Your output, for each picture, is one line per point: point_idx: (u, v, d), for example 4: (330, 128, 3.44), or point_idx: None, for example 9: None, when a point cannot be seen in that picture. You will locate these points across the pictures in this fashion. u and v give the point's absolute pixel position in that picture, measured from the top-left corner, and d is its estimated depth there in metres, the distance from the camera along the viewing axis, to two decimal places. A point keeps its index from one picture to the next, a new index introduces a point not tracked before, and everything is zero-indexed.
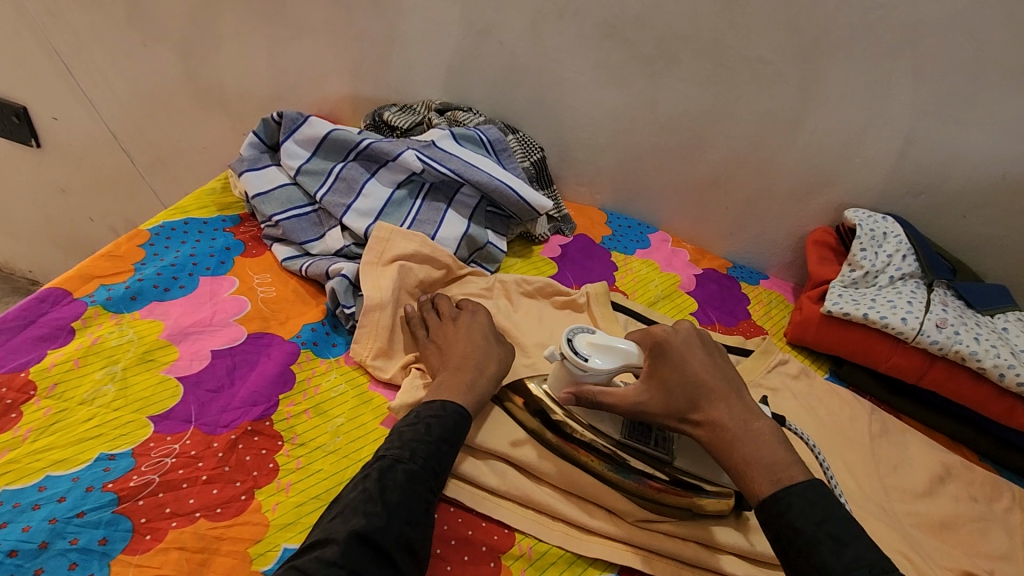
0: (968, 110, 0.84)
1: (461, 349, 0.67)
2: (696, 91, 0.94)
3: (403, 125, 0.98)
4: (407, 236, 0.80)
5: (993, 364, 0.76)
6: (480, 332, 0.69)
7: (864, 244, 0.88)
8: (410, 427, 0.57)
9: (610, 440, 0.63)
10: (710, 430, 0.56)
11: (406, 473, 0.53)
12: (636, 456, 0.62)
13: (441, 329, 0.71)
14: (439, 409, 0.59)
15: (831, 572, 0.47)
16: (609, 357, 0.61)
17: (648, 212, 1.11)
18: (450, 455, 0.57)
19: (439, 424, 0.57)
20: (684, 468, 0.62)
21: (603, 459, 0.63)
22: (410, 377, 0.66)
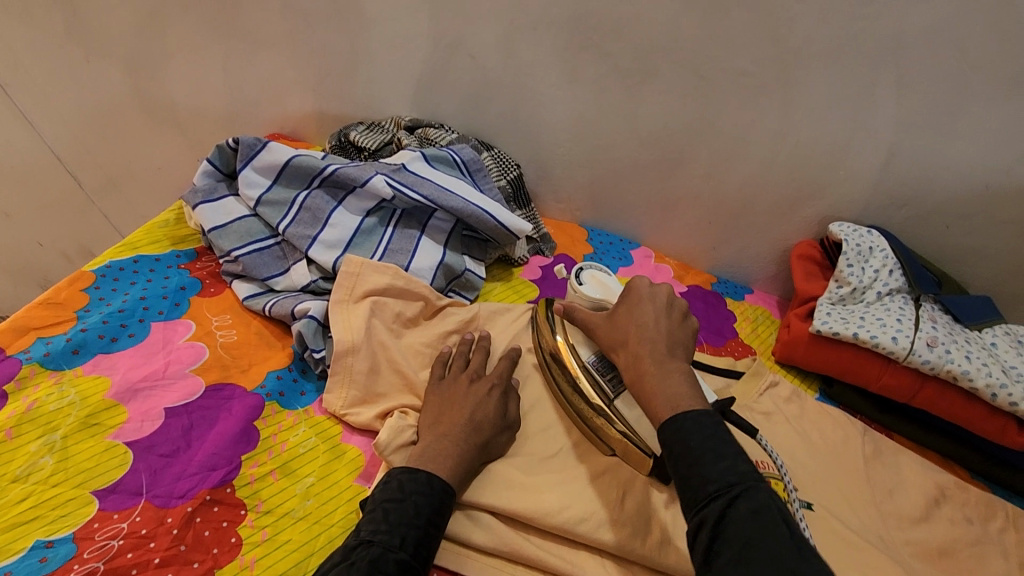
0: (950, 122, 0.82)
1: (455, 417, 0.61)
2: (676, 103, 0.91)
3: (372, 145, 0.92)
4: (380, 270, 0.75)
5: (985, 382, 0.75)
6: (487, 407, 0.63)
7: (850, 260, 0.86)
8: (396, 505, 0.52)
9: (573, 357, 0.69)
10: (632, 360, 0.59)
11: (395, 563, 0.47)
12: (585, 377, 0.67)
13: (451, 386, 0.65)
14: (427, 483, 0.54)
15: (708, 483, 0.45)
16: (599, 290, 0.75)
17: (628, 228, 1.08)
18: (436, 539, 0.52)
19: (426, 502, 0.53)
20: (618, 409, 0.64)
21: (563, 371, 0.69)
22: (391, 421, 0.61)
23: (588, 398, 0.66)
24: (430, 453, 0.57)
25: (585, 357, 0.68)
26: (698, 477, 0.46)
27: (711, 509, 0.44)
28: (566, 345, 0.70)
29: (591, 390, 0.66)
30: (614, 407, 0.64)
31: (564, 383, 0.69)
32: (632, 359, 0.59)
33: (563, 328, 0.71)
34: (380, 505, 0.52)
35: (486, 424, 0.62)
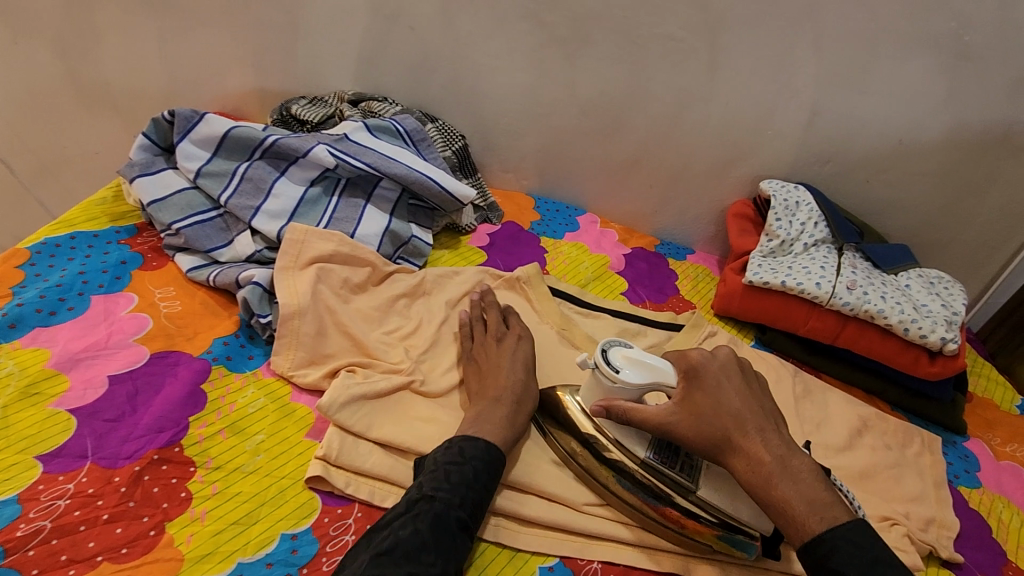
0: (864, 81, 0.88)
1: (497, 371, 0.67)
2: (612, 70, 0.94)
3: (314, 118, 0.92)
4: (325, 237, 0.76)
5: (899, 319, 0.81)
6: (518, 356, 0.69)
7: (779, 215, 0.92)
8: (457, 467, 0.54)
9: (631, 461, 0.61)
10: (745, 460, 0.54)
11: (456, 520, 0.51)
12: (654, 480, 0.59)
13: (481, 347, 0.71)
14: (486, 451, 0.57)
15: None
16: (643, 373, 0.59)
17: (575, 195, 1.11)
18: (489, 503, 0.56)
19: (484, 469, 0.56)
20: (710, 502, 0.58)
21: (625, 481, 0.61)
22: (339, 381, 0.63)
23: (668, 500, 0.59)
24: (485, 416, 0.61)
25: (641, 454, 0.60)
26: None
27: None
28: (612, 444, 0.62)
29: (667, 491, 0.59)
30: (700, 500, 0.58)
31: (629, 493, 0.61)
32: (743, 460, 0.54)
33: (597, 424, 0.63)
34: (443, 466, 0.55)
35: (525, 376, 0.68)
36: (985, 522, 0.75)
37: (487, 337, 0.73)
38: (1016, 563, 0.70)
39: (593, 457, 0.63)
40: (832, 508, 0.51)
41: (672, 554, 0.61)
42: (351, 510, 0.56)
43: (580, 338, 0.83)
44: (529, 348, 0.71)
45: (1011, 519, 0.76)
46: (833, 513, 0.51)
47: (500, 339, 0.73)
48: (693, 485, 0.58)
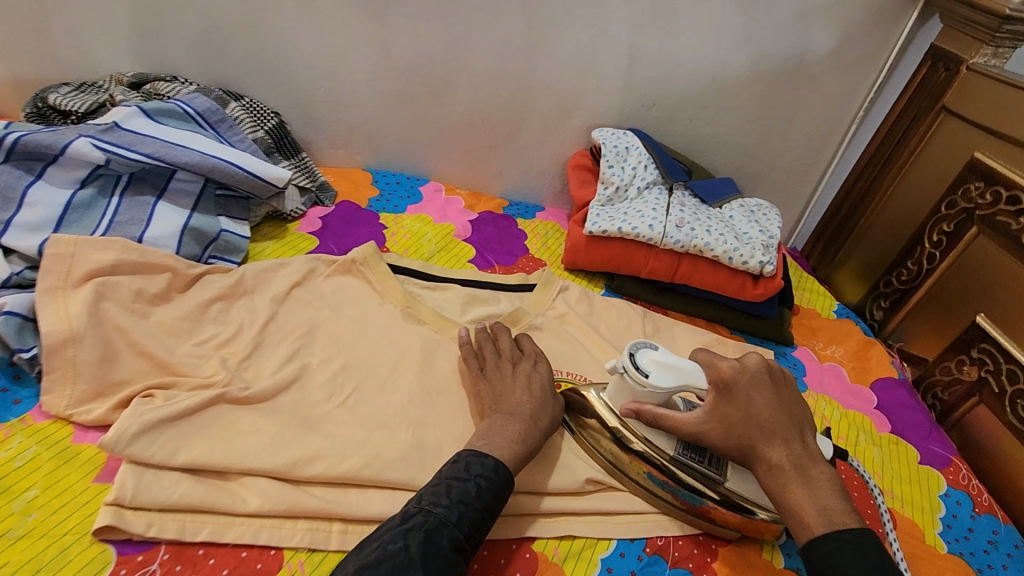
0: (672, 20, 0.90)
1: (514, 397, 0.63)
2: (425, 26, 0.89)
3: (78, 107, 0.78)
4: (101, 246, 0.65)
5: (724, 250, 0.86)
6: (535, 381, 0.66)
7: (611, 162, 0.93)
8: (460, 485, 0.53)
9: (659, 456, 0.62)
10: (768, 468, 0.55)
11: (449, 540, 0.49)
12: (683, 473, 0.61)
13: (497, 372, 0.67)
14: (492, 470, 0.55)
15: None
16: (673, 376, 0.59)
17: (415, 165, 1.05)
18: (492, 522, 0.54)
19: (489, 487, 0.54)
20: (738, 491, 0.60)
21: (649, 470, 0.62)
22: (129, 410, 0.55)
23: (699, 493, 0.61)
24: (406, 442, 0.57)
25: (669, 450, 0.61)
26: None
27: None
28: (640, 440, 0.62)
29: (698, 485, 0.61)
30: (730, 490, 0.60)
31: (655, 481, 0.62)
32: (766, 468, 0.56)
33: (626, 423, 0.63)
34: (445, 480, 0.54)
35: (544, 395, 0.65)
36: (811, 421, 0.83)
37: (500, 361, 0.69)
38: None
39: (622, 451, 0.63)
40: (760, 460, 0.56)
41: (523, 516, 0.61)
42: (155, 553, 0.50)
43: (426, 313, 0.78)
44: (546, 377, 0.67)
45: (832, 414, 0.85)
46: (847, 522, 0.52)
47: (511, 358, 0.69)
48: (720, 477, 0.60)
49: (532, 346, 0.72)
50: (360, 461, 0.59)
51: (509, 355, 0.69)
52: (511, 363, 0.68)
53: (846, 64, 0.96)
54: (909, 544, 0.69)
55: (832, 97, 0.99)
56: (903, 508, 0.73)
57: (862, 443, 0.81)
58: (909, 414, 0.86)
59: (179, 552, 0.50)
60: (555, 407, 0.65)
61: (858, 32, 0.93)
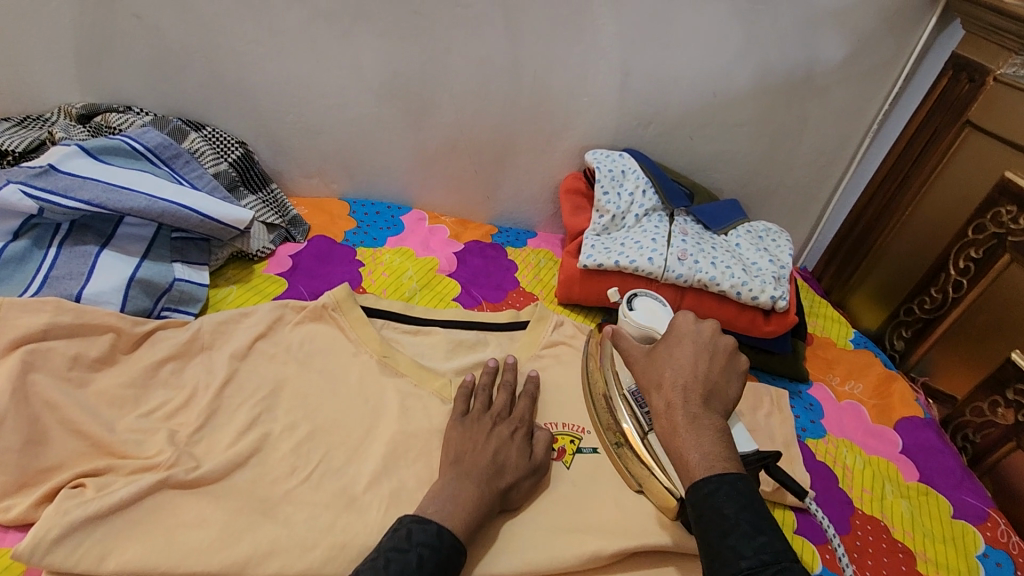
0: (667, 33, 0.82)
1: (477, 458, 0.58)
2: (399, 45, 0.81)
3: (17, 146, 0.71)
4: (30, 309, 0.58)
5: (730, 283, 0.78)
6: (512, 448, 0.60)
7: (605, 187, 0.86)
8: (400, 556, 0.48)
9: (615, 390, 0.67)
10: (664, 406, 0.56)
11: None
12: (628, 413, 0.65)
13: (475, 427, 0.61)
14: (435, 537, 0.50)
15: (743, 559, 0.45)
16: (648, 319, 0.71)
17: (396, 192, 0.98)
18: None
19: (432, 557, 0.49)
20: (654, 447, 0.61)
21: (607, 405, 0.67)
22: (51, 508, 0.48)
23: (623, 425, 0.65)
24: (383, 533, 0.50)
25: (625, 389, 0.66)
26: (731, 551, 0.46)
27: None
28: (614, 380, 0.68)
29: (626, 420, 0.65)
30: (648, 442, 0.62)
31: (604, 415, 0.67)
32: None
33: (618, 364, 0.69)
34: (383, 554, 0.48)
35: (505, 463, 0.58)
36: (831, 472, 0.75)
37: (485, 416, 0.63)
38: (861, 511, 0.71)
39: (602, 391, 0.69)
40: None
41: None
42: None
43: (404, 364, 0.71)
44: (527, 445, 0.61)
45: (855, 462, 0.77)
46: None
47: (496, 414, 0.63)
48: (647, 425, 0.63)
49: (527, 409, 0.65)
50: (322, 553, 0.51)
51: (496, 413, 0.63)
52: (494, 422, 0.62)
53: (857, 75, 0.88)
54: None
55: (842, 110, 0.92)
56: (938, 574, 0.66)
57: (889, 496, 0.73)
58: (938, 459, 0.78)
59: None
60: (525, 470, 0.59)
61: (870, 40, 0.85)
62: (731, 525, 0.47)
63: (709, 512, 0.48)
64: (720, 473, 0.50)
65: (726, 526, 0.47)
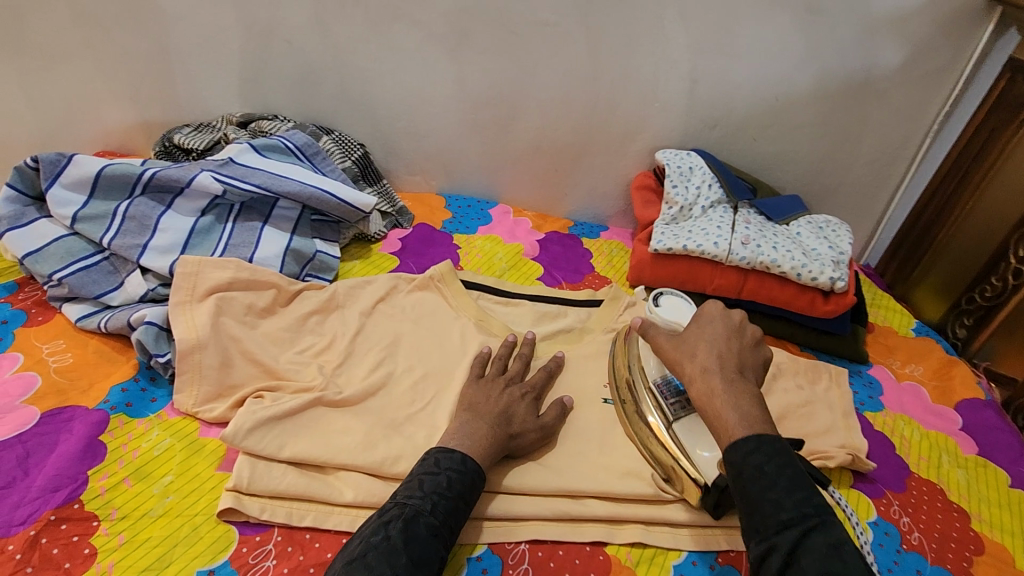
0: (733, 44, 0.92)
1: (488, 408, 0.65)
2: (496, 60, 0.95)
3: (199, 145, 0.89)
4: (220, 265, 0.74)
5: (791, 266, 0.86)
6: (519, 407, 0.67)
7: (674, 181, 0.96)
8: (431, 477, 0.57)
9: (642, 382, 0.70)
10: (701, 372, 0.59)
11: (426, 527, 0.53)
12: (651, 401, 0.68)
13: (488, 384, 0.69)
14: (460, 463, 0.58)
15: (783, 512, 0.48)
16: (675, 314, 0.75)
17: (486, 189, 1.11)
18: (467, 511, 0.57)
19: (458, 479, 0.57)
20: (678, 438, 0.65)
21: (632, 396, 0.71)
22: (244, 408, 0.62)
23: (650, 420, 0.67)
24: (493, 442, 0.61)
25: (651, 379, 0.69)
26: (771, 504, 0.49)
27: (784, 537, 0.47)
28: (637, 368, 0.71)
29: (653, 412, 0.68)
30: (674, 433, 0.65)
31: (630, 406, 0.71)
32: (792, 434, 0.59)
33: (640, 349, 0.73)
34: (416, 476, 0.57)
35: (509, 421, 0.65)
36: (889, 441, 0.81)
37: (499, 377, 0.71)
38: (917, 474, 0.77)
39: (626, 378, 0.72)
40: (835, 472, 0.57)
41: (595, 522, 0.64)
42: (270, 535, 0.56)
43: (497, 327, 0.83)
44: (533, 410, 0.68)
45: (911, 434, 0.82)
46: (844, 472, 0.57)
47: (508, 380, 0.71)
48: (671, 418, 0.66)
49: (539, 378, 0.72)
50: None
51: (510, 376, 0.71)
52: (507, 383, 0.70)
53: (915, 78, 0.95)
54: (999, 569, 0.67)
55: (901, 112, 0.98)
56: (992, 532, 0.71)
57: (945, 464, 0.78)
58: (997, 435, 0.83)
59: (290, 535, 0.56)
60: (531, 425, 0.67)
61: (928, 45, 0.92)
62: (773, 481, 0.50)
63: (747, 467, 0.51)
64: (760, 434, 0.52)
65: (767, 483, 0.50)
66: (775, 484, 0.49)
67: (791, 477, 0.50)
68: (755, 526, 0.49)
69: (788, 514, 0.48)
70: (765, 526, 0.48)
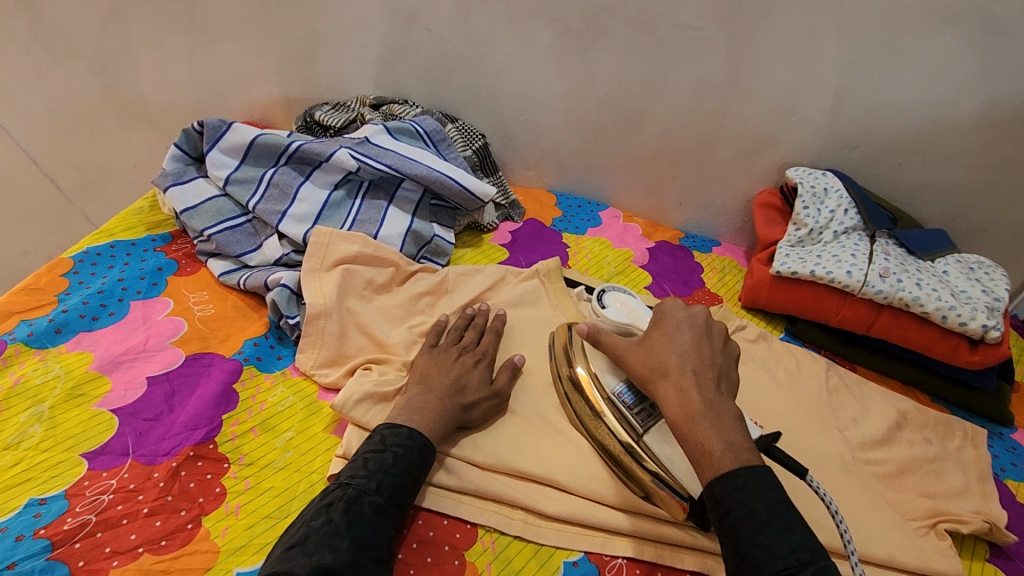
0: (894, 61, 0.85)
1: (440, 379, 0.64)
2: (630, 61, 0.93)
3: (337, 123, 0.96)
4: (349, 239, 0.78)
5: (935, 307, 0.78)
6: (471, 373, 0.66)
7: (806, 202, 0.90)
8: (376, 454, 0.55)
9: (598, 390, 0.64)
10: (676, 392, 0.53)
11: (370, 506, 0.51)
12: (613, 413, 0.62)
13: (440, 355, 0.68)
14: (406, 438, 0.57)
15: (778, 559, 0.43)
16: (624, 315, 0.69)
17: (597, 191, 1.10)
18: (416, 486, 0.56)
19: (405, 454, 0.56)
20: (650, 448, 0.59)
21: (590, 407, 0.65)
22: (354, 378, 0.65)
23: (617, 435, 0.61)
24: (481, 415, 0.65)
25: (610, 388, 0.63)
26: (764, 550, 0.44)
27: None
28: (590, 374, 0.65)
29: (618, 427, 0.61)
30: (646, 446, 0.59)
31: (592, 422, 0.64)
32: None
33: (586, 350, 0.67)
34: (361, 455, 0.56)
35: (459, 388, 0.64)
36: None
37: (452, 347, 0.69)
38: None
39: (578, 391, 0.66)
40: None
41: (696, 552, 0.60)
42: None
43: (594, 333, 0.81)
44: (480, 374, 0.67)
45: None
46: None
47: (462, 349, 0.69)
48: (640, 429, 0.60)
49: (491, 342, 0.71)
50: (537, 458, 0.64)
51: (462, 344, 0.70)
52: (459, 352, 0.69)
53: None
54: None
55: None
56: None
57: None
58: None
59: None
60: (484, 394, 0.65)
61: None
62: (762, 523, 0.45)
63: (737, 509, 0.46)
64: (746, 465, 0.48)
65: (757, 525, 0.45)
66: (766, 526, 0.45)
67: (783, 518, 0.45)
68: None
69: (784, 562, 0.43)
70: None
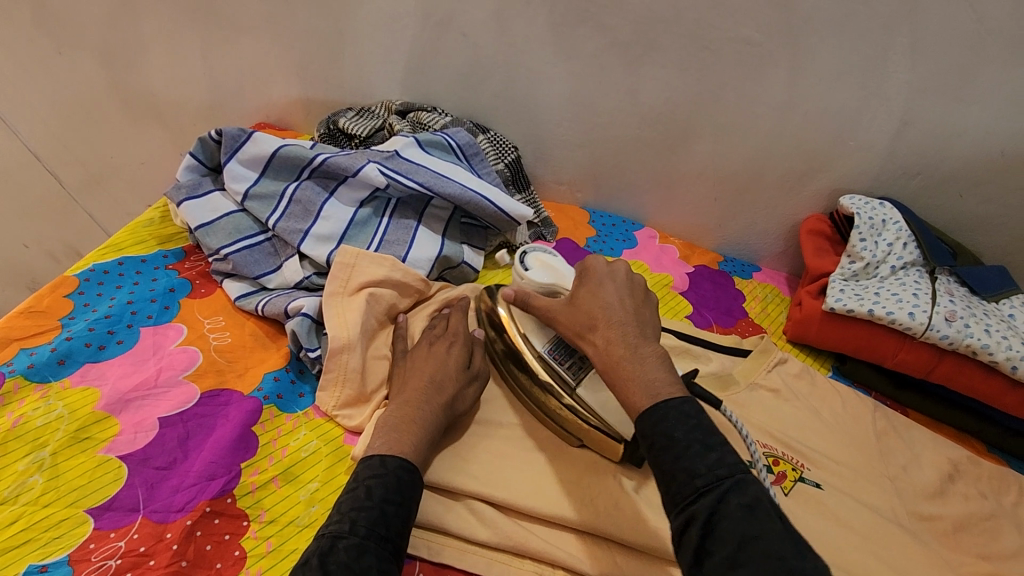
0: (969, 86, 0.79)
1: (417, 382, 0.60)
2: (679, 75, 0.87)
3: (363, 132, 0.91)
4: (378, 261, 0.71)
5: (1005, 356, 0.73)
6: (447, 364, 0.63)
7: (864, 234, 0.84)
8: (349, 495, 0.49)
9: (531, 352, 0.64)
10: (603, 343, 0.52)
11: (343, 549, 0.44)
12: (549, 372, 0.63)
13: (414, 354, 0.64)
14: (376, 466, 0.51)
15: (697, 478, 0.42)
16: (547, 275, 0.66)
17: (631, 208, 1.04)
18: (400, 516, 0.48)
19: (378, 483, 0.49)
20: (584, 401, 0.60)
21: (525, 370, 0.65)
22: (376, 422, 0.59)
23: (553, 394, 0.62)
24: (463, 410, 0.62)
25: (540, 348, 0.64)
26: (685, 471, 0.43)
27: (702, 505, 0.41)
28: (520, 338, 0.66)
29: (554, 385, 0.62)
30: (579, 397, 0.61)
31: (528, 384, 0.65)
32: None
33: (513, 317, 0.67)
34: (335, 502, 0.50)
35: (441, 383, 0.61)
36: None
37: (424, 340, 0.66)
38: None
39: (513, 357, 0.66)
40: None
41: None
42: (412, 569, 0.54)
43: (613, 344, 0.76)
44: (459, 359, 0.64)
45: None
46: None
47: (437, 340, 0.66)
48: (573, 382, 0.61)
49: (461, 324, 0.69)
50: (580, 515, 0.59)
51: (433, 334, 0.67)
52: (431, 341, 0.66)
53: None
54: None
55: None
56: None
57: None
58: None
59: (432, 573, 0.55)
60: (465, 391, 0.62)
61: None
62: (683, 446, 0.43)
63: (658, 436, 0.45)
64: (676, 394, 0.47)
65: (677, 448, 0.44)
66: (686, 449, 0.43)
67: (703, 439, 0.43)
68: (673, 499, 0.43)
69: (704, 479, 0.42)
70: (682, 496, 0.42)
